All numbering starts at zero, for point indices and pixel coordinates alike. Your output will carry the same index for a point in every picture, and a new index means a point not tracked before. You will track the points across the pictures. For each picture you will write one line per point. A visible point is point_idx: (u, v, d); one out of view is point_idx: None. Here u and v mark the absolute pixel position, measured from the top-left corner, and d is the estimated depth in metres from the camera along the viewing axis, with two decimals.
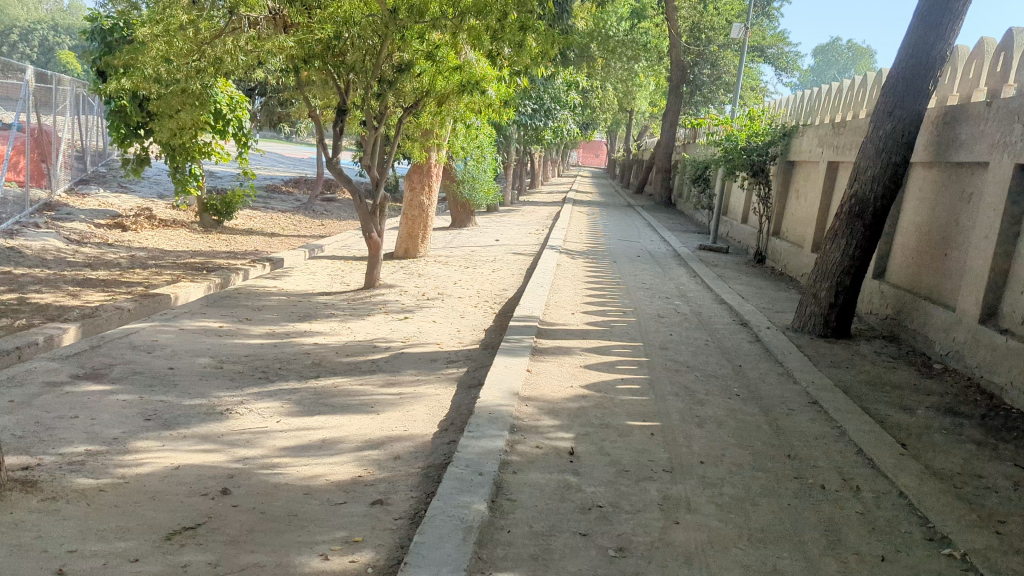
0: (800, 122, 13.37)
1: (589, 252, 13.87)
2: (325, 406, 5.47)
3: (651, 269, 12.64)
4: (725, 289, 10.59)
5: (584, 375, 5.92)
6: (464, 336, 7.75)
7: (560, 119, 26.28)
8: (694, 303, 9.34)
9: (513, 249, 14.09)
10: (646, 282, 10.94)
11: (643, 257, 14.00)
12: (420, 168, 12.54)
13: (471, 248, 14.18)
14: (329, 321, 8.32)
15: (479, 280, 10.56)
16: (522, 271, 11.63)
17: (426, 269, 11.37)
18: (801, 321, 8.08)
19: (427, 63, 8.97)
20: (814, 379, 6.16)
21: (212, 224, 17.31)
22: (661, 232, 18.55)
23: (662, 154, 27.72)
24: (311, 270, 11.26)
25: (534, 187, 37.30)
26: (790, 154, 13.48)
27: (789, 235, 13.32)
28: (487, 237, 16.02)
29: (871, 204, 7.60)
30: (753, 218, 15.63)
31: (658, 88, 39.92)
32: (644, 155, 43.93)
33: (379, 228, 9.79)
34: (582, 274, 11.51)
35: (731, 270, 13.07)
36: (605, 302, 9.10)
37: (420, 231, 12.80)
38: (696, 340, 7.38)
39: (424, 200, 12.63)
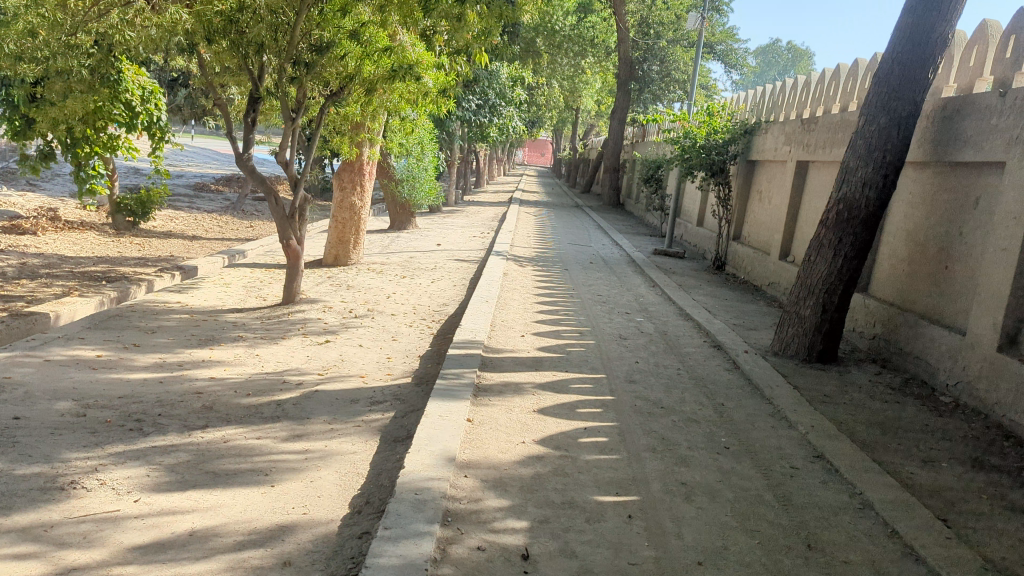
0: (763, 118, 12.43)
1: (539, 259, 12.74)
2: (205, 475, 4.21)
3: (606, 277, 11.57)
4: (688, 302, 9.56)
5: (537, 424, 4.78)
6: (393, 365, 6.54)
7: (506, 116, 25.17)
8: (657, 321, 8.28)
9: (455, 255, 12.88)
10: (602, 294, 9.85)
11: (596, 263, 12.92)
12: (351, 165, 11.23)
13: (409, 254, 12.92)
14: (235, 346, 7.01)
15: (416, 292, 9.33)
16: (465, 281, 10.44)
17: (356, 280, 10.08)
18: (783, 344, 7.10)
19: (352, 44, 7.78)
20: (812, 422, 5.13)
21: (125, 226, 15.58)
22: (613, 235, 17.54)
23: (610, 153, 26.81)
24: (225, 281, 9.87)
25: (479, 185, 36.09)
26: (752, 152, 12.55)
27: (751, 241, 12.41)
28: (427, 240, 14.77)
29: (862, 211, 6.64)
30: (710, 221, 14.73)
31: (604, 85, 39.09)
32: (591, 154, 43.09)
33: (299, 235, 8.45)
34: (531, 284, 10.36)
35: (691, 278, 12.08)
36: (558, 320, 7.97)
37: (351, 236, 11.49)
38: (667, 370, 6.30)
39: (356, 202, 11.32)
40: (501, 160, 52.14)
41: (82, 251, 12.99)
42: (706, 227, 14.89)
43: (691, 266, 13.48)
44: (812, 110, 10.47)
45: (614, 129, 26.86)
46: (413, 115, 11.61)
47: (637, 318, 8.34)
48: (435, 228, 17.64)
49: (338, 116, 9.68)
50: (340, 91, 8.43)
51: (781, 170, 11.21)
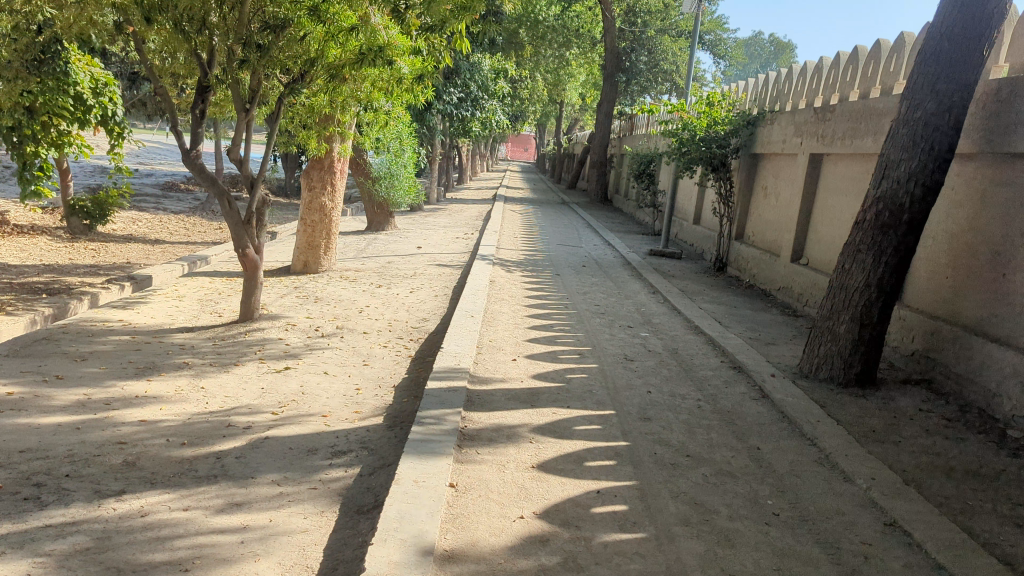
0: (766, 107, 11.50)
1: (527, 262, 11.77)
2: (107, 572, 3.21)
3: (601, 282, 10.60)
4: (694, 311, 8.61)
5: (538, 486, 3.83)
6: (363, 399, 5.54)
7: (488, 110, 24.15)
8: (665, 337, 7.33)
9: (436, 260, 11.87)
10: (598, 302, 8.88)
11: (588, 266, 11.95)
12: (320, 162, 10.22)
13: (386, 258, 11.90)
14: (178, 374, 5.99)
15: (392, 304, 8.34)
16: (447, 289, 9.46)
17: (325, 291, 9.06)
18: (813, 364, 6.17)
19: (313, 24, 6.78)
20: (870, 474, 4.22)
21: (82, 229, 14.32)
22: (604, 234, 16.59)
23: (597, 147, 25.87)
24: (179, 294, 8.82)
25: (461, 182, 35.08)
26: (755, 145, 11.61)
27: (755, 240, 11.51)
28: (406, 242, 13.75)
29: (907, 211, 5.71)
30: (708, 218, 13.83)
31: (589, 78, 38.17)
32: (575, 148, 42.16)
33: (257, 242, 7.43)
34: (520, 291, 9.39)
35: (692, 281, 11.14)
36: (554, 337, 6.99)
37: (321, 240, 10.45)
38: (686, 402, 5.35)
39: (326, 202, 10.31)
40: (484, 156, 51.12)
41: (28, 258, 11.85)
42: (704, 225, 13.97)
43: (690, 268, 12.55)
44: (825, 98, 9.56)
45: (600, 122, 25.94)
46: (385, 106, 10.60)
47: (641, 334, 7.38)
48: (416, 228, 16.61)
49: (300, 104, 8.66)
50: (301, 78, 7.43)
51: (790, 164, 10.29)
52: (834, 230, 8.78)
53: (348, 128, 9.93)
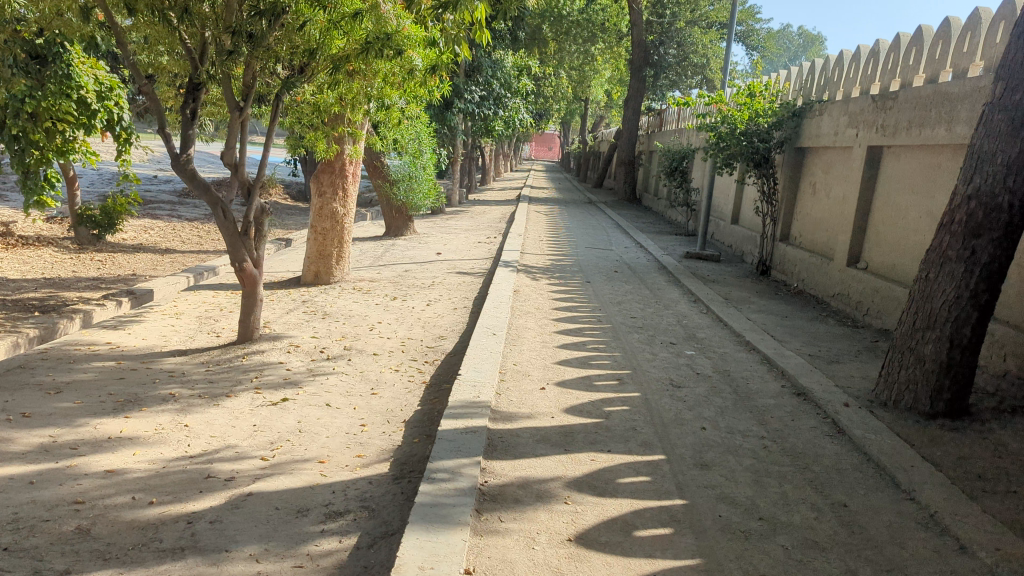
0: (812, 98, 10.61)
1: (554, 269, 10.96)
2: None
3: (635, 288, 9.76)
4: (742, 323, 7.75)
5: (579, 568, 3.03)
6: (368, 438, 4.77)
7: (512, 108, 23.35)
8: (713, 356, 6.48)
9: (457, 267, 11.10)
10: (635, 313, 8.05)
11: (621, 272, 11.10)
12: (331, 165, 9.50)
13: (404, 266, 11.15)
14: (161, 410, 5.24)
15: (408, 319, 7.59)
16: (469, 300, 8.69)
17: (336, 304, 8.32)
18: (895, 392, 5.31)
19: (314, 10, 6.03)
20: (993, 542, 3.36)
21: (89, 239, 13.70)
22: (635, 235, 15.74)
23: (625, 144, 24.99)
24: (178, 311, 8.12)
25: (485, 183, 34.33)
26: (801, 138, 10.72)
27: (802, 242, 10.62)
28: (426, 248, 13.00)
29: (1005, 211, 4.82)
30: (747, 218, 12.94)
31: (614, 74, 37.26)
32: (601, 146, 41.24)
33: (256, 255, 6.69)
34: (547, 301, 8.60)
35: (734, 287, 10.27)
36: (587, 357, 6.18)
37: (332, 249, 9.73)
38: (748, 441, 4.51)
39: (337, 208, 9.61)
40: (507, 155, 50.35)
41: (28, 272, 11.20)
42: (743, 225, 13.09)
43: (730, 272, 11.66)
44: (883, 85, 8.66)
45: (628, 119, 25.06)
46: (402, 103, 9.85)
47: (686, 352, 6.54)
48: (436, 232, 15.86)
49: (307, 101, 7.93)
50: (303, 77, 6.54)
51: (843, 158, 9.39)
52: (897, 231, 7.89)
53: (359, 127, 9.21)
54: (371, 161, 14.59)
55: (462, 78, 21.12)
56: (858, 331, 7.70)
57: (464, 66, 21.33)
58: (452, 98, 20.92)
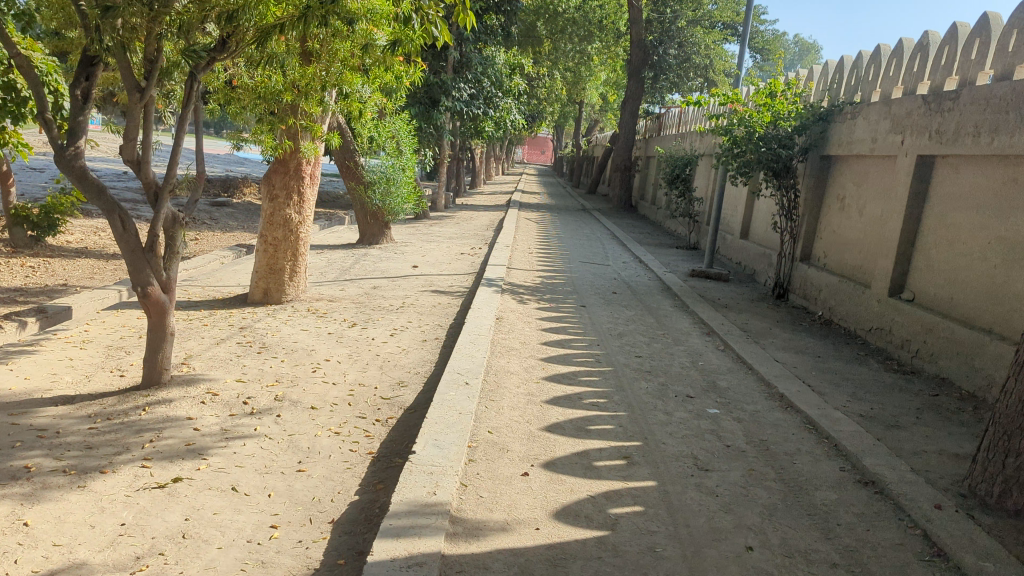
0: (841, 99, 9.29)
1: (544, 288, 9.57)
2: None
3: (638, 314, 8.40)
4: (771, 367, 6.38)
5: None
6: (274, 553, 3.37)
7: (502, 108, 22.00)
8: (744, 417, 5.11)
9: (433, 283, 9.71)
10: (640, 351, 6.67)
11: (620, 293, 9.71)
12: (284, 164, 8.11)
13: (372, 282, 9.73)
14: (1, 496, 3.81)
15: (364, 354, 6.19)
16: (442, 327, 7.30)
17: (281, 332, 6.90)
18: (994, 483, 3.83)
19: None
20: None
21: (25, 241, 12.16)
22: (633, 248, 14.38)
23: (623, 148, 23.67)
24: (88, 337, 6.67)
25: (474, 187, 32.93)
26: (827, 145, 9.38)
27: (828, 263, 9.27)
28: (401, 260, 11.58)
29: None
30: (761, 232, 11.60)
31: (610, 76, 35.93)
32: (595, 151, 39.87)
33: (165, 277, 5.27)
34: (535, 331, 7.21)
35: (751, 314, 8.90)
36: (583, 418, 4.80)
37: (285, 263, 8.31)
38: (820, 574, 3.13)
39: (291, 216, 8.21)
40: (498, 159, 48.93)
41: None
42: (756, 241, 11.76)
43: (743, 295, 10.31)
44: (934, 84, 7.36)
45: (625, 122, 23.72)
46: (373, 93, 8.44)
47: (709, 411, 5.16)
48: (415, 240, 14.45)
49: (247, 85, 6.52)
50: (224, 59, 5.17)
51: (883, 169, 8.05)
52: (956, 258, 6.55)
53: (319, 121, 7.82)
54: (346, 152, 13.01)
55: (449, 74, 19.72)
56: (909, 380, 6.35)
57: (452, 61, 19.93)
58: (438, 96, 19.52)
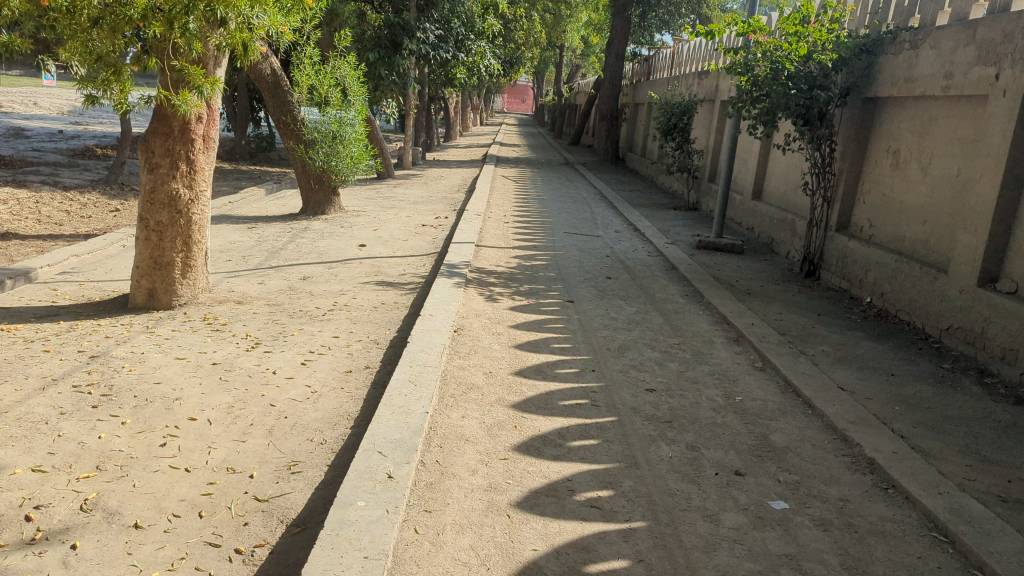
0: (892, 26, 7.26)
1: (521, 273, 7.59)
2: None
3: (641, 311, 6.46)
4: (840, 401, 4.49)
5: None
6: None
7: (475, 51, 19.78)
8: (830, 520, 3.21)
9: (380, 270, 7.70)
10: (652, 381, 4.75)
11: (615, 276, 7.76)
12: (165, 122, 6.00)
13: (304, 270, 7.71)
14: None
15: (252, 405, 4.22)
16: (380, 345, 5.32)
17: (146, 360, 4.90)
18: None
19: None
20: None
21: None
22: (626, 213, 12.38)
23: (608, 94, 21.50)
24: None
25: (447, 139, 30.69)
26: (875, 84, 7.36)
27: (876, 236, 7.34)
28: (347, 235, 9.56)
29: None
30: (783, 193, 9.65)
31: (591, 16, 33.49)
32: (577, 99, 37.50)
33: None
34: (506, 346, 5.25)
35: (783, 303, 6.99)
36: (577, 545, 2.89)
37: (173, 255, 6.24)
38: None
39: (179, 191, 6.13)
40: (476, 108, 46.48)
41: None
42: (777, 203, 9.82)
43: (765, 273, 8.38)
44: None
45: (610, 65, 21.56)
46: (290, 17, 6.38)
47: (775, 509, 3.26)
48: (371, 207, 12.35)
49: None
50: None
51: (966, 115, 6.08)
52: None
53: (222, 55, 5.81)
54: (275, 93, 10.96)
55: (412, 12, 17.42)
56: None
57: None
58: (400, 37, 17.26)
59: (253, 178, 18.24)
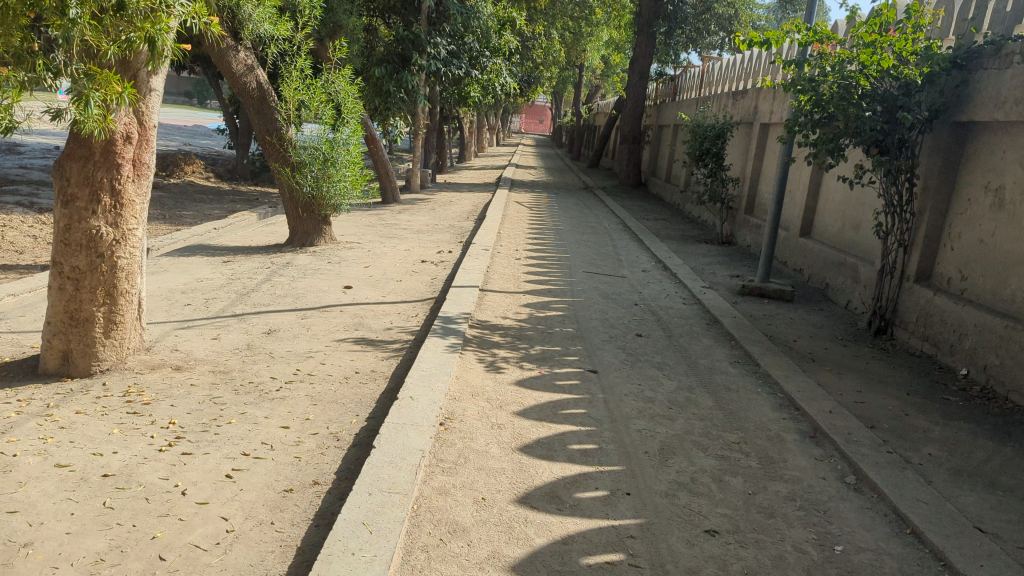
0: (991, 35, 5.85)
1: (532, 330, 6.24)
2: None
3: (684, 387, 5.09)
4: (989, 559, 3.08)
5: None
6: None
7: (490, 68, 18.57)
8: None
9: (362, 322, 6.37)
10: (712, 515, 3.39)
11: (647, 334, 6.39)
12: (84, 144, 4.74)
13: (270, 323, 6.39)
14: None
15: (131, 560, 2.87)
16: (341, 443, 3.98)
17: (14, 468, 3.57)
18: None
19: None
20: None
21: None
22: (653, 247, 11.01)
23: (630, 116, 20.24)
24: None
25: (461, 161, 29.50)
26: (969, 106, 5.97)
27: (971, 292, 5.93)
28: (333, 274, 8.26)
29: None
30: (843, 232, 8.26)
31: (611, 35, 32.33)
32: (596, 120, 36.34)
33: None
34: (508, 448, 3.90)
35: (859, 374, 5.60)
36: None
37: (93, 310, 4.93)
38: None
39: (100, 230, 4.85)
40: (492, 129, 45.37)
41: None
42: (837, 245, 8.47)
43: (826, 329, 6.98)
44: None
45: (632, 86, 20.36)
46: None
47: None
48: (369, 238, 11.06)
49: None
50: None
51: None
52: None
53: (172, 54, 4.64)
54: (261, 107, 9.78)
55: (423, 25, 16.23)
56: None
57: (426, 10, 16.42)
58: (410, 52, 16.05)
59: (250, 200, 17.03)
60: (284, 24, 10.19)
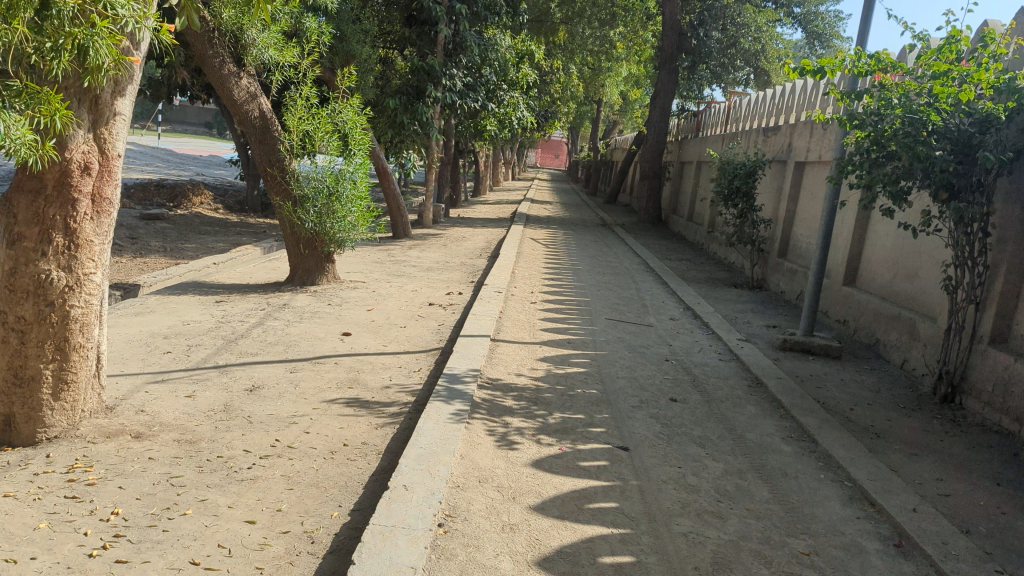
0: None
1: (550, 391, 5.50)
2: None
3: (732, 471, 4.30)
4: None
5: None
6: None
7: (508, 101, 18.01)
8: None
9: (358, 379, 5.63)
10: None
11: (682, 398, 5.61)
12: (34, 174, 4.05)
13: (254, 378, 5.65)
14: None
15: None
16: (319, 547, 3.22)
17: None
18: None
19: None
20: None
21: None
22: (680, 292, 10.24)
23: (650, 150, 19.60)
24: None
25: (476, 195, 28.91)
26: None
27: None
28: (332, 318, 7.55)
29: None
30: (898, 283, 7.50)
31: (631, 70, 31.90)
32: (614, 155, 35.85)
33: None
34: (524, 559, 3.12)
35: (933, 455, 4.79)
36: None
37: (40, 367, 4.20)
38: None
39: (51, 274, 4.13)
40: (508, 163, 44.97)
41: None
42: (890, 297, 7.67)
43: (882, 394, 6.18)
44: None
45: (654, 121, 19.76)
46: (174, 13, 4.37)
47: None
48: (375, 277, 10.37)
49: None
50: None
51: None
52: None
53: (123, 65, 4.00)
54: (263, 136, 9.23)
55: (439, 56, 15.69)
56: None
57: (442, 41, 15.91)
58: (425, 83, 15.49)
59: (256, 233, 16.42)
60: (290, 50, 9.62)
